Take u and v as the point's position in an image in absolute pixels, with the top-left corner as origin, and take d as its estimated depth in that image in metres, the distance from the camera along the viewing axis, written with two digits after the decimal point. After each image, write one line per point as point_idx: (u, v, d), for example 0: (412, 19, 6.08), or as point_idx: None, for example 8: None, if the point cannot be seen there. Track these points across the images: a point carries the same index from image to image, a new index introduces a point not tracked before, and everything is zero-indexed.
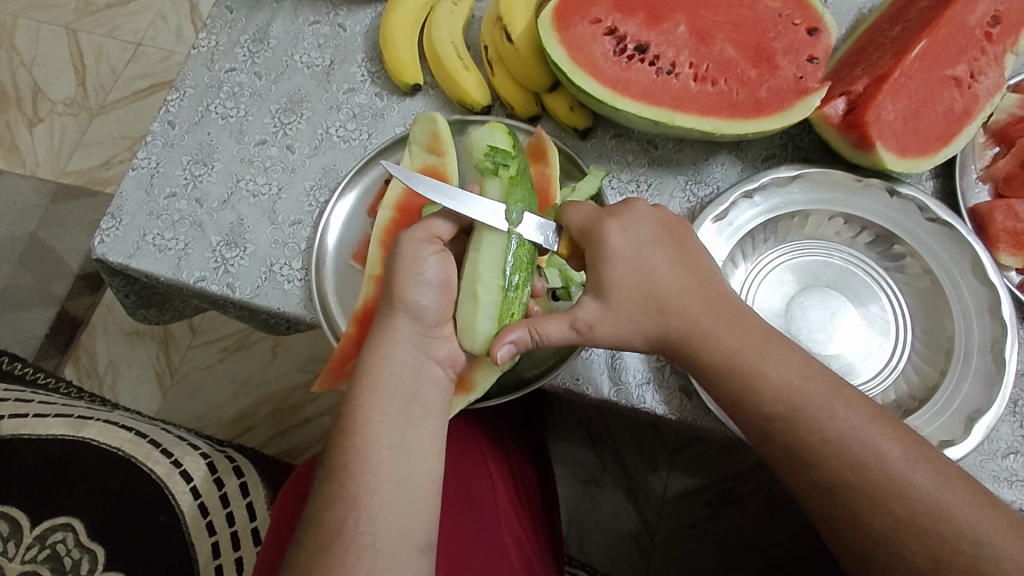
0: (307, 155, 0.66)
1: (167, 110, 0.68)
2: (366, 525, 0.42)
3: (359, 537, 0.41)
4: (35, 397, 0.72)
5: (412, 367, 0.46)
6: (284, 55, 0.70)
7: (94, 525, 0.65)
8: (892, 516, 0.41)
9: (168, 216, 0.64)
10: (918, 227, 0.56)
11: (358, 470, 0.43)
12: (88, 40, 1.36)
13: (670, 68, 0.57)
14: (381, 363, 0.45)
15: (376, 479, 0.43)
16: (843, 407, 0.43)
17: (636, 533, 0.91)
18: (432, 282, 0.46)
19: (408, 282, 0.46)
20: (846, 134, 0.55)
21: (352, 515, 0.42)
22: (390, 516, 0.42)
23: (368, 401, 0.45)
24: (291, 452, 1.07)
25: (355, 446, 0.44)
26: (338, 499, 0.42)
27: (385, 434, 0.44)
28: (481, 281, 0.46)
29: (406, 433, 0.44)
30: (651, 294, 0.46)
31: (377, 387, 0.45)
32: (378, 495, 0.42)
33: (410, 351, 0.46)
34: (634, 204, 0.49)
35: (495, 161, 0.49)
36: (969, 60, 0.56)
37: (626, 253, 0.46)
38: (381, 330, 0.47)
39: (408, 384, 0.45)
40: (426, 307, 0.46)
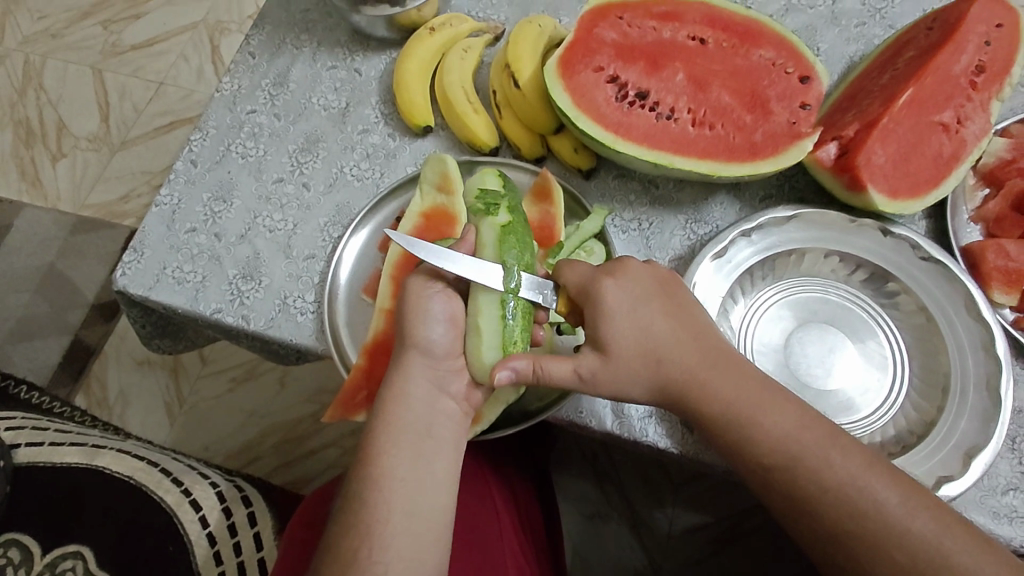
0: (322, 192, 0.69)
1: (190, 149, 0.72)
2: (377, 555, 0.43)
3: (371, 567, 0.42)
4: (50, 426, 0.74)
5: (427, 401, 0.47)
6: (302, 98, 0.73)
7: (105, 553, 0.66)
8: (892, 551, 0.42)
9: (188, 249, 0.67)
10: (912, 266, 0.57)
11: (372, 501, 0.44)
12: (113, 79, 1.42)
13: (670, 113, 0.60)
14: (395, 397, 0.47)
15: (389, 510, 0.44)
16: (839, 455, 0.45)
17: (643, 570, 0.89)
18: (440, 317, 0.48)
19: (418, 320, 0.47)
20: (838, 176, 0.58)
21: (364, 544, 0.43)
22: (401, 546, 0.43)
23: (384, 434, 0.46)
24: (297, 482, 1.08)
25: (369, 477, 0.45)
26: (351, 528, 0.44)
27: (398, 466, 0.45)
28: (481, 314, 0.47)
29: (419, 465, 0.46)
30: (648, 351, 0.47)
31: (392, 420, 0.46)
32: (389, 525, 0.44)
33: (424, 386, 0.47)
34: (628, 261, 0.50)
35: (487, 203, 0.53)
36: (955, 106, 0.59)
37: (623, 310, 0.47)
38: (394, 366, 0.48)
39: (423, 418, 0.47)
40: (436, 341, 0.48)
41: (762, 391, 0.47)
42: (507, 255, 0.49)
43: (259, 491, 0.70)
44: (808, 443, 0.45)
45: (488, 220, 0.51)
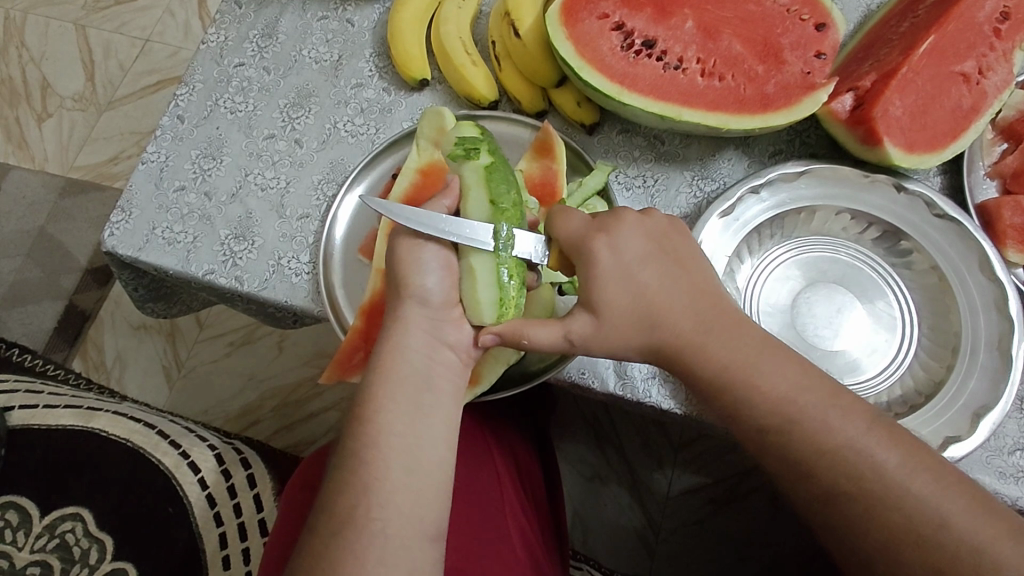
0: (315, 149, 0.67)
1: (176, 105, 0.69)
2: (375, 512, 0.42)
3: (369, 524, 0.42)
4: (45, 389, 0.73)
5: (424, 353, 0.46)
6: (292, 50, 0.70)
7: (105, 515, 0.66)
8: (895, 514, 0.41)
9: (177, 209, 0.65)
10: (925, 223, 0.56)
11: (371, 458, 0.43)
12: (97, 36, 1.37)
13: (677, 64, 0.57)
14: (393, 350, 0.46)
15: (387, 466, 0.43)
16: (842, 411, 0.43)
17: (641, 530, 0.92)
18: (434, 263, 0.46)
19: (414, 269, 0.46)
20: (852, 130, 0.55)
21: (361, 503, 0.42)
22: (400, 503, 0.43)
23: (379, 388, 0.45)
24: (297, 445, 1.08)
25: (366, 435, 0.44)
26: (348, 486, 0.43)
27: (395, 422, 0.44)
28: (475, 262, 0.46)
29: (417, 420, 0.45)
30: (643, 302, 0.46)
31: (390, 375, 0.45)
32: (388, 483, 0.43)
33: (422, 338, 0.46)
34: (624, 215, 0.48)
35: (466, 148, 0.50)
36: (977, 56, 0.56)
37: (615, 267, 0.46)
38: (389, 319, 0.47)
39: (419, 371, 0.46)
40: (433, 290, 0.46)
41: (769, 347, 0.46)
42: (499, 193, 0.47)
43: (259, 452, 0.70)
44: (815, 403, 0.44)
45: (469, 164, 0.49)
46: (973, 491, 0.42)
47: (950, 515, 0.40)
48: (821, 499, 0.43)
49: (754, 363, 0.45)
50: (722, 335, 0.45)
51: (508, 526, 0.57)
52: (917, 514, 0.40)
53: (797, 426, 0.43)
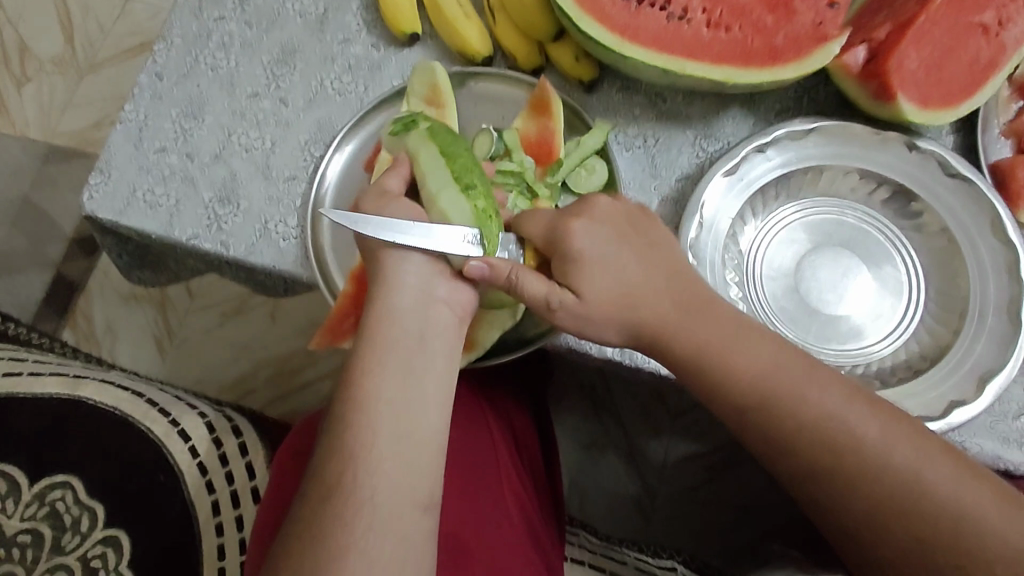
0: (301, 108, 0.64)
1: (154, 61, 0.65)
2: (364, 480, 0.41)
3: (358, 492, 0.40)
4: (30, 357, 0.71)
5: (416, 313, 0.45)
6: (275, 3, 0.66)
7: (95, 483, 0.65)
8: (874, 488, 0.41)
9: (158, 171, 0.62)
10: (937, 183, 0.53)
11: (361, 423, 0.42)
12: None
13: (682, 13, 0.54)
14: (382, 311, 0.45)
15: (376, 433, 0.42)
16: (820, 382, 0.43)
17: (637, 496, 0.92)
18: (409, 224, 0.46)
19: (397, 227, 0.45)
20: (864, 84, 0.53)
21: (350, 470, 0.41)
22: (389, 470, 0.41)
23: (370, 351, 0.44)
24: (292, 415, 1.07)
25: (355, 401, 0.43)
26: (337, 452, 0.42)
27: (385, 385, 0.43)
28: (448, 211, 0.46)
29: (408, 383, 0.43)
30: (624, 271, 0.45)
31: (382, 335, 0.44)
32: (377, 450, 0.42)
33: (411, 297, 0.45)
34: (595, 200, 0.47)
35: (405, 121, 0.51)
36: (997, 5, 0.53)
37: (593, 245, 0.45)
38: (379, 278, 0.46)
39: (410, 331, 0.45)
40: (421, 248, 0.46)
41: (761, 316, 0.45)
42: (451, 147, 0.48)
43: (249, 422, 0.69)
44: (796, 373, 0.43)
45: (414, 136, 0.49)
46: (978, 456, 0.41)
47: (939, 482, 0.40)
48: (803, 473, 0.43)
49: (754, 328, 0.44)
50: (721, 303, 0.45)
51: (502, 493, 0.57)
52: (902, 485, 0.40)
53: (796, 391, 0.43)
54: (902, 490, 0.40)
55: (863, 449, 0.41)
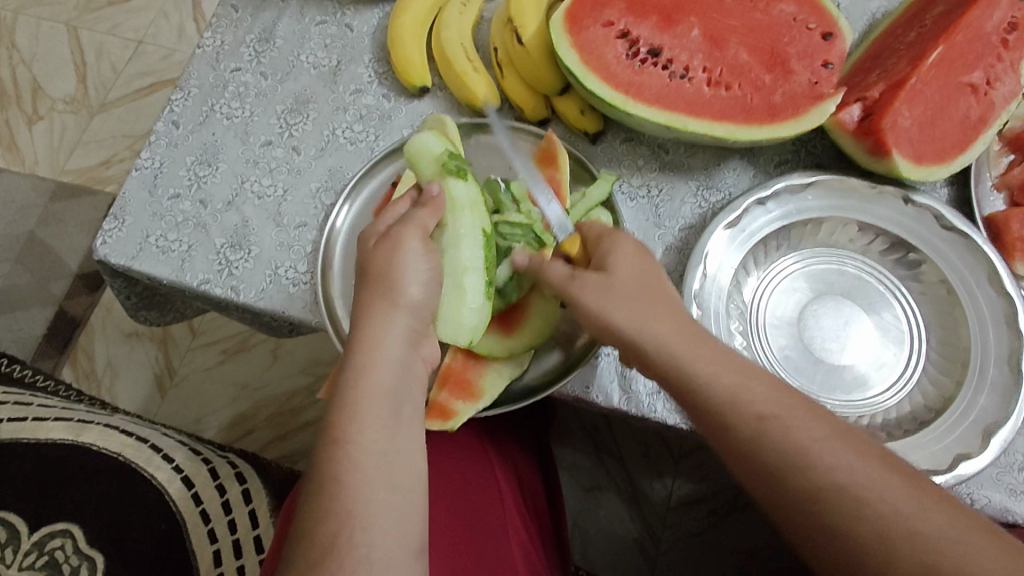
0: (313, 156, 0.65)
1: (171, 110, 0.67)
2: (360, 537, 0.39)
3: (354, 551, 0.39)
4: (34, 401, 0.71)
5: (404, 364, 0.45)
6: (290, 55, 0.69)
7: (95, 531, 0.64)
8: (868, 523, 0.37)
9: (171, 217, 0.63)
10: (934, 235, 0.55)
11: (352, 479, 0.41)
12: (89, 38, 1.35)
13: (683, 72, 0.56)
14: (372, 361, 0.44)
15: (372, 487, 0.41)
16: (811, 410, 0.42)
17: (640, 540, 0.91)
18: (424, 273, 0.46)
19: (406, 276, 0.46)
20: (860, 140, 0.55)
21: (346, 529, 0.39)
22: (385, 525, 0.40)
23: (358, 402, 0.43)
24: (291, 456, 1.06)
25: (347, 455, 0.41)
26: (330, 511, 0.40)
27: (376, 437, 0.42)
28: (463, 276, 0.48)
29: (396, 434, 0.43)
30: (640, 290, 0.47)
31: (373, 387, 0.43)
32: (374, 503, 0.40)
33: (401, 348, 0.45)
34: (615, 243, 0.49)
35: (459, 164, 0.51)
36: (985, 66, 0.55)
37: (622, 262, 0.48)
38: (370, 325, 0.45)
39: (397, 384, 0.44)
40: (423, 300, 0.46)
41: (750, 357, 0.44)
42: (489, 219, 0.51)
43: (253, 467, 0.69)
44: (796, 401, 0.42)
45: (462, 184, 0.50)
46: None
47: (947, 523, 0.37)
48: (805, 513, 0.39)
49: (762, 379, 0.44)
50: (693, 345, 0.44)
51: (509, 542, 0.56)
52: (903, 522, 0.37)
53: (787, 421, 0.41)
54: (903, 544, 0.36)
55: (850, 498, 0.38)
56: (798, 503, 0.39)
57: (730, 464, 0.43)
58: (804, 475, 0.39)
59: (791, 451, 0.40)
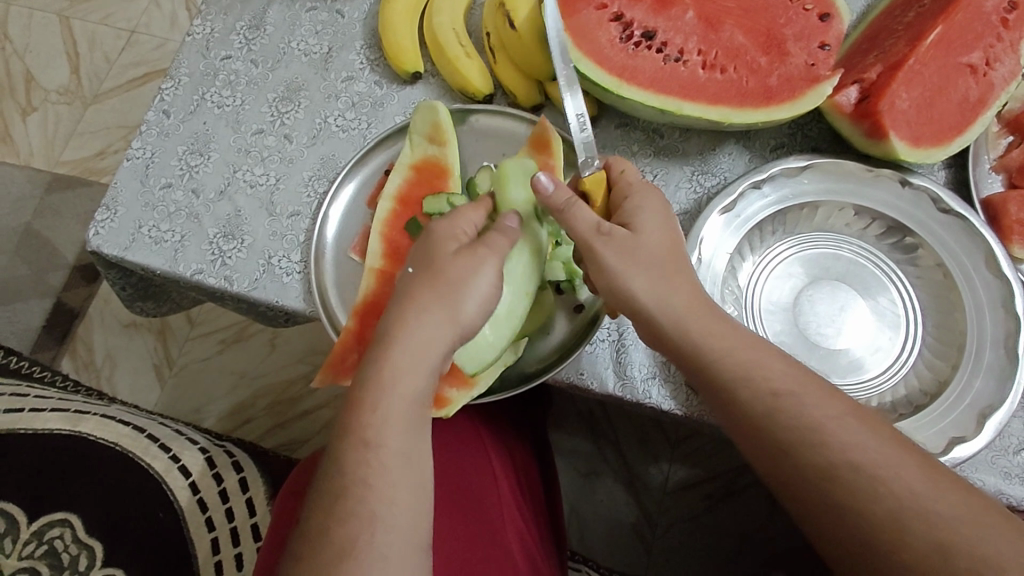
0: (305, 145, 0.65)
1: (162, 99, 0.67)
2: (379, 539, 0.39)
3: (373, 552, 0.39)
4: (31, 392, 0.71)
5: (438, 377, 0.44)
6: (280, 42, 0.68)
7: (94, 520, 0.64)
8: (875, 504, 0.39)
9: (164, 207, 0.63)
10: (930, 218, 0.54)
11: (375, 483, 0.41)
12: (82, 27, 1.34)
13: (678, 55, 0.56)
14: (406, 365, 0.43)
15: (393, 491, 0.41)
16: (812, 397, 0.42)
17: (636, 525, 0.91)
18: (485, 296, 0.45)
19: (466, 296, 0.45)
20: (857, 123, 0.54)
21: (365, 530, 0.40)
22: (405, 528, 0.40)
23: (384, 405, 0.42)
24: (290, 444, 1.06)
25: (371, 459, 0.41)
26: (350, 512, 0.40)
27: (400, 442, 0.42)
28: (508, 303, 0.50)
29: (419, 440, 0.43)
30: (663, 257, 0.47)
31: (405, 393, 0.43)
32: (394, 508, 0.40)
33: (439, 360, 0.44)
34: (644, 207, 0.48)
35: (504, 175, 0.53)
36: (984, 46, 0.54)
37: (651, 225, 0.47)
38: (407, 328, 0.44)
39: (426, 391, 0.44)
40: (471, 320, 0.45)
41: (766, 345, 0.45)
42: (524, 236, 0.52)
43: (250, 456, 0.70)
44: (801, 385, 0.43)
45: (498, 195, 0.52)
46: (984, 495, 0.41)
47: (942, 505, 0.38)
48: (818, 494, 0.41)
49: (754, 364, 0.44)
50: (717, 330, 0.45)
51: (505, 528, 0.56)
52: (904, 503, 0.38)
53: (797, 404, 0.42)
54: (912, 523, 0.38)
55: (864, 477, 0.39)
56: (811, 482, 0.41)
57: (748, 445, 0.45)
58: (819, 456, 0.41)
59: (810, 436, 0.41)
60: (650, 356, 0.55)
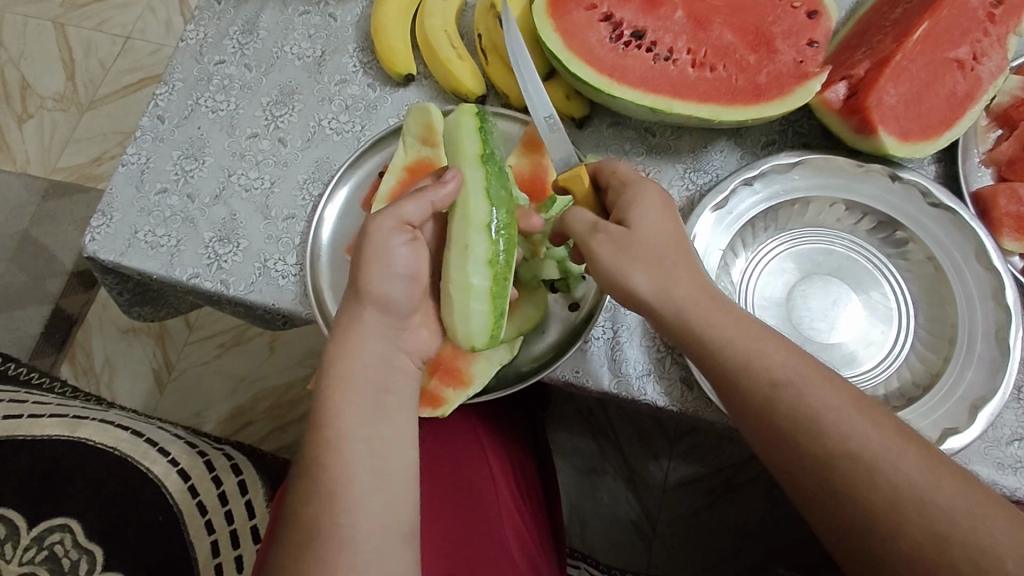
0: (300, 148, 0.65)
1: (156, 105, 0.67)
2: (344, 519, 0.41)
3: (338, 532, 0.41)
4: (29, 398, 0.72)
5: (383, 356, 0.46)
6: (273, 47, 0.68)
7: (94, 525, 0.64)
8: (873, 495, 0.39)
9: (159, 212, 0.63)
10: (920, 212, 0.55)
11: (336, 466, 0.43)
12: (77, 34, 1.34)
13: (668, 54, 0.56)
14: (345, 355, 0.45)
15: (354, 473, 0.42)
16: (810, 389, 0.42)
17: (636, 521, 0.92)
18: (403, 273, 0.47)
19: (378, 274, 0.46)
20: (846, 119, 0.54)
21: (330, 511, 0.42)
22: (369, 508, 0.42)
23: (338, 392, 0.44)
24: (291, 447, 1.07)
25: (330, 441, 0.43)
26: (316, 495, 0.42)
27: (358, 425, 0.44)
28: (468, 270, 0.45)
29: (377, 421, 0.44)
30: (668, 249, 0.47)
31: (350, 374, 0.45)
32: (355, 488, 0.42)
33: (376, 342, 0.46)
34: (642, 198, 0.48)
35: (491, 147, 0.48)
36: (971, 42, 0.55)
37: (650, 219, 0.47)
38: (344, 320, 0.47)
39: (375, 373, 0.45)
40: (396, 298, 0.47)
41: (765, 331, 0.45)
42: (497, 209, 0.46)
43: (247, 457, 0.71)
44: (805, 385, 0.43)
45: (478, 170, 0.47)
46: None
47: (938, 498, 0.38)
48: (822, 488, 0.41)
49: (761, 354, 0.44)
50: (711, 312, 0.45)
51: (503, 526, 0.56)
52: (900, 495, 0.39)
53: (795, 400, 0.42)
54: (913, 511, 0.38)
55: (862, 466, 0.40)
56: (810, 468, 0.41)
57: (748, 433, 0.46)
58: (816, 444, 0.41)
59: (807, 425, 0.42)
60: (645, 353, 0.55)
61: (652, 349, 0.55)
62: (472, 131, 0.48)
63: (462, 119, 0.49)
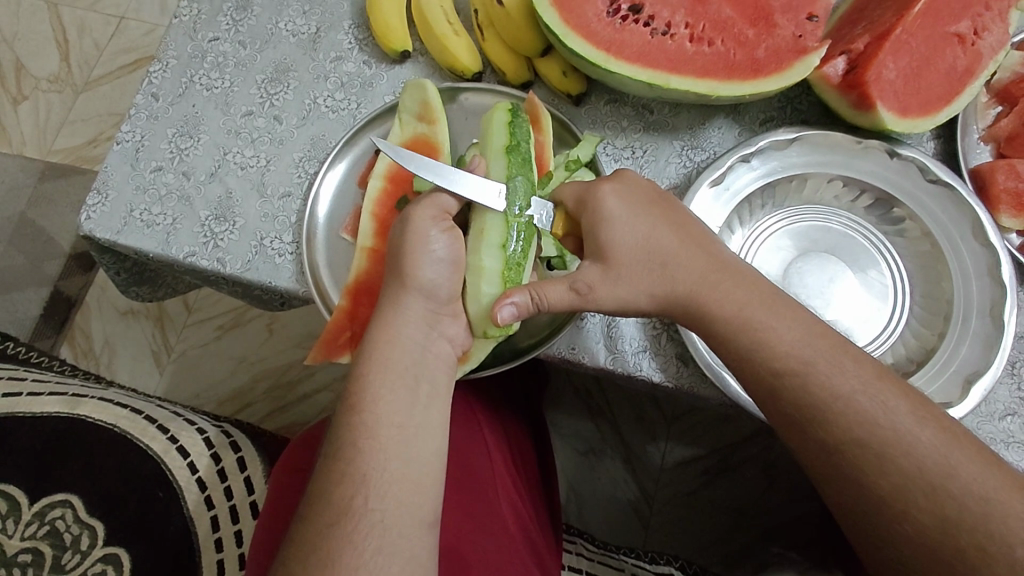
0: (295, 126, 0.65)
1: (150, 83, 0.66)
2: (375, 502, 0.42)
3: (369, 514, 0.41)
4: (28, 375, 0.72)
5: (422, 343, 0.46)
6: (268, 23, 0.67)
7: (95, 501, 0.65)
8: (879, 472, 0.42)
9: (155, 190, 0.63)
10: (918, 189, 0.55)
11: (367, 446, 0.43)
12: (70, 14, 1.33)
13: (665, 29, 0.55)
14: (389, 338, 0.46)
15: (386, 458, 0.43)
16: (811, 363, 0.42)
17: (635, 502, 0.92)
18: (443, 258, 0.46)
19: (419, 260, 0.46)
20: (845, 94, 0.54)
21: (361, 492, 0.42)
22: (396, 491, 0.42)
23: (376, 375, 0.45)
24: (291, 428, 1.08)
25: (363, 423, 0.44)
26: (345, 476, 0.42)
27: (395, 411, 0.44)
28: (482, 253, 0.47)
29: (416, 408, 0.45)
30: (651, 227, 0.47)
31: (387, 364, 0.45)
32: (388, 473, 0.43)
33: (418, 327, 0.46)
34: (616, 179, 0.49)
35: (517, 133, 0.51)
36: (973, 16, 0.54)
37: (624, 207, 0.47)
38: (390, 304, 0.47)
39: (416, 364, 0.46)
40: (438, 284, 0.47)
41: (779, 309, 0.46)
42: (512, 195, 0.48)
43: (247, 435, 0.70)
44: (809, 368, 0.44)
45: (496, 156, 0.49)
46: (969, 459, 0.42)
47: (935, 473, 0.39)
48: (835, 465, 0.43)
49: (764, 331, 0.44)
50: (727, 293, 0.46)
51: (497, 498, 0.58)
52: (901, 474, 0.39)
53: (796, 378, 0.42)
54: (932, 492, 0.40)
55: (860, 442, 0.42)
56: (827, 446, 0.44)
57: (759, 401, 0.47)
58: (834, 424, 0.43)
59: None
60: (641, 330, 0.55)
61: (648, 326, 0.55)
62: (500, 125, 0.51)
63: (495, 114, 0.51)
